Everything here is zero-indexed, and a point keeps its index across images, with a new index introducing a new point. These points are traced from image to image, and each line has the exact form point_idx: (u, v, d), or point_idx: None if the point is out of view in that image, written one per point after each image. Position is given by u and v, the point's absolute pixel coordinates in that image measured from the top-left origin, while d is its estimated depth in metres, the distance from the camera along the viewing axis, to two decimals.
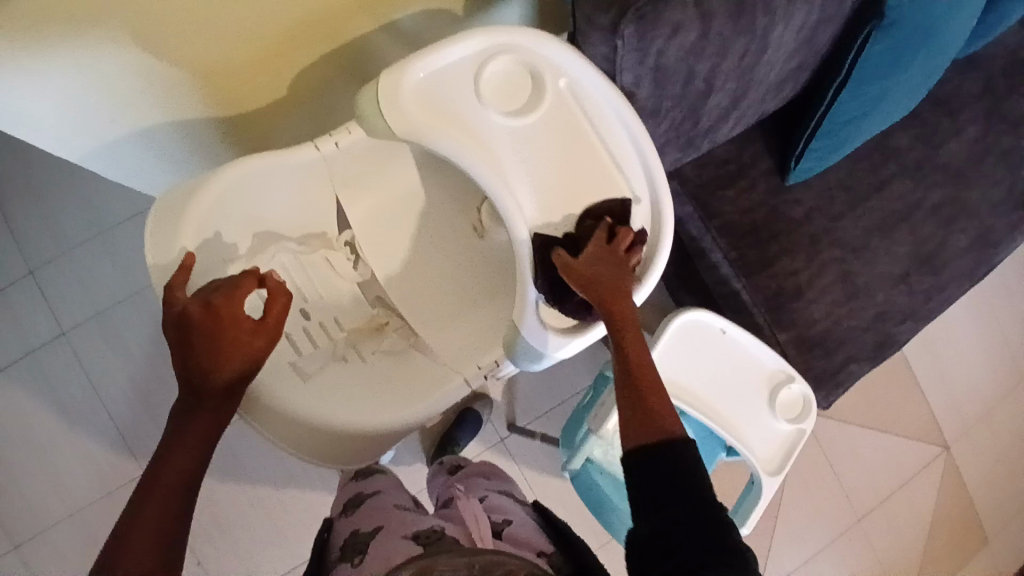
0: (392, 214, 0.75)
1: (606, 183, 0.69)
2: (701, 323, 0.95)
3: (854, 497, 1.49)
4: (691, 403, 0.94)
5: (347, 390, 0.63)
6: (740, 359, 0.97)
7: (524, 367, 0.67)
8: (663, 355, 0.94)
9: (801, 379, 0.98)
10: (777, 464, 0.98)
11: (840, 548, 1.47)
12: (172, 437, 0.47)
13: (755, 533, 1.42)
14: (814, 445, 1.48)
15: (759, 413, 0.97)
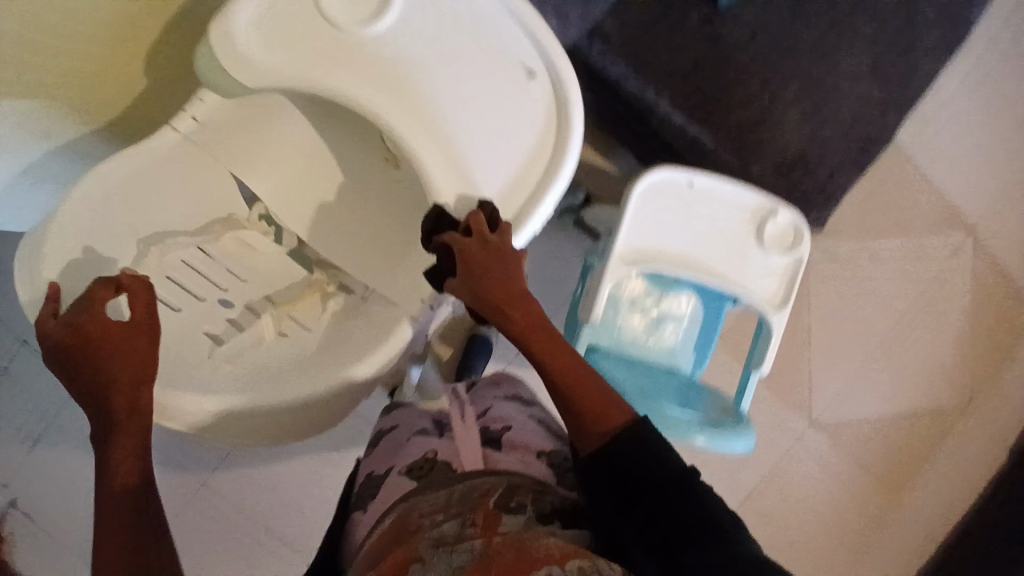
0: (299, 173, 0.68)
1: (491, 63, 0.62)
2: (667, 180, 0.89)
3: (884, 306, 1.45)
4: (676, 265, 0.91)
5: (288, 367, 0.59)
6: (718, 202, 0.91)
7: None
8: (634, 228, 0.90)
9: (785, 207, 0.93)
10: (782, 299, 0.94)
11: (879, 358, 1.46)
12: (102, 459, 0.48)
13: (789, 369, 1.42)
14: (831, 268, 1.43)
15: (750, 254, 0.93)
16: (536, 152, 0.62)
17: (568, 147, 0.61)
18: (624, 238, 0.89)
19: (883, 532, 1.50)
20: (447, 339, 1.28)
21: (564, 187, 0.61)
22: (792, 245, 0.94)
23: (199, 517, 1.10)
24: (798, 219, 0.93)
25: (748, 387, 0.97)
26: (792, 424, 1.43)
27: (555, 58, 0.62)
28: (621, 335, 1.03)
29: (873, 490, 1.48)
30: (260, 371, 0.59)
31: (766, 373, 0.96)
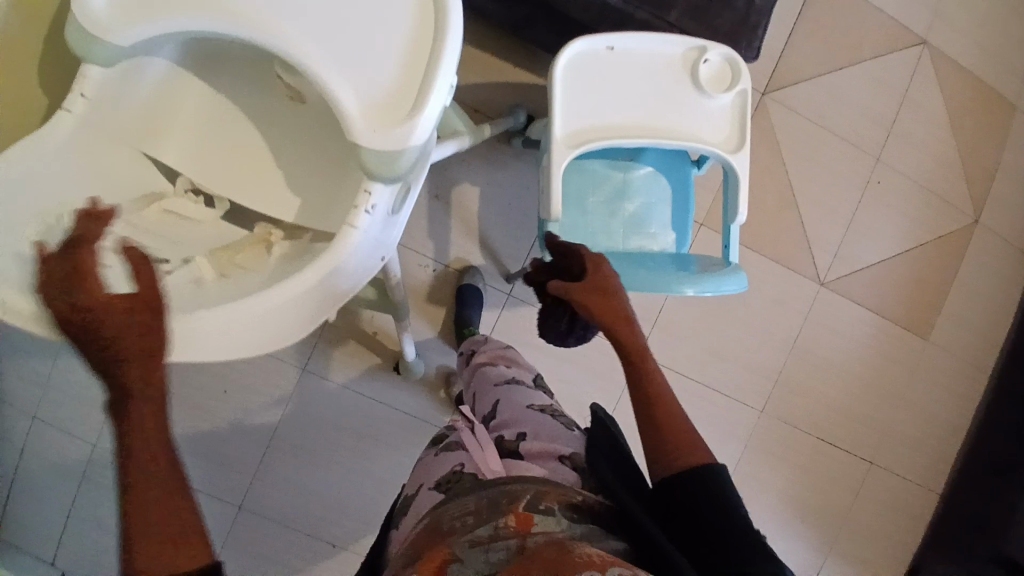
0: (216, 134, 0.69)
1: None
2: (586, 54, 0.89)
3: (863, 140, 1.39)
4: (622, 134, 0.90)
5: (237, 290, 0.57)
6: (645, 61, 0.90)
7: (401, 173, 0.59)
8: (569, 109, 0.89)
9: (714, 45, 0.90)
10: (738, 138, 0.92)
11: (874, 195, 1.39)
12: (126, 445, 0.45)
13: (786, 233, 1.37)
14: (797, 119, 1.36)
15: (692, 103, 0.91)
16: (421, 22, 0.60)
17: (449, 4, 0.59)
18: (562, 123, 0.88)
19: (927, 369, 1.45)
20: (436, 298, 1.28)
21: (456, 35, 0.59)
22: (731, 81, 0.91)
23: (261, 516, 1.20)
24: (730, 54, 0.91)
25: (731, 240, 0.95)
26: (803, 287, 1.39)
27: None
28: (590, 229, 1.02)
29: (905, 330, 1.43)
30: (215, 294, 0.57)
31: (745, 221, 0.94)
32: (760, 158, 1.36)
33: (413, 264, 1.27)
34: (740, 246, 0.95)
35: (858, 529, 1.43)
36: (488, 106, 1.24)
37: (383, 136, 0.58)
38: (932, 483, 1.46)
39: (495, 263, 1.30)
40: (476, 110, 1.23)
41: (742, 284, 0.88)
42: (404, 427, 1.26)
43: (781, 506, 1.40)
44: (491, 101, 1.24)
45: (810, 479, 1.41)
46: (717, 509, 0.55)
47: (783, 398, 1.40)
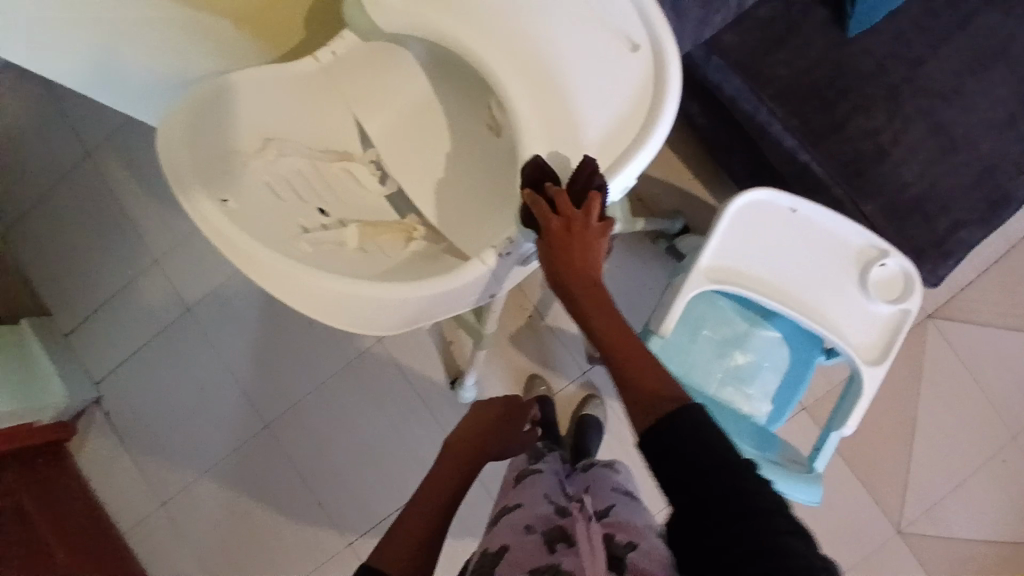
0: (413, 127, 0.74)
1: (598, 35, 0.65)
2: (767, 204, 0.88)
3: (1011, 412, 1.25)
4: (763, 292, 0.88)
5: (354, 270, 0.63)
6: (821, 236, 0.88)
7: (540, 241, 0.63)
8: (723, 244, 0.88)
9: (897, 255, 0.87)
10: (881, 352, 0.87)
11: (998, 473, 1.24)
12: (429, 483, 0.72)
13: (887, 459, 1.25)
14: (951, 355, 1.26)
15: (850, 297, 0.88)
16: (625, 123, 0.64)
17: (656, 122, 0.62)
18: (713, 255, 0.88)
19: None
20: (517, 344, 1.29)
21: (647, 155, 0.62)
22: (899, 295, 0.87)
23: (270, 449, 1.24)
24: (910, 270, 0.87)
25: (824, 447, 0.89)
26: (879, 527, 1.24)
27: (663, 42, 0.64)
28: (688, 359, 0.99)
29: None
30: (339, 261, 0.63)
31: (847, 434, 0.87)
32: (892, 376, 1.26)
33: (514, 304, 1.29)
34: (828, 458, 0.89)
35: None
36: (652, 201, 1.25)
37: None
38: None
39: (585, 341, 1.28)
40: (639, 199, 1.25)
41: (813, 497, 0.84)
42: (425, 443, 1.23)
43: None
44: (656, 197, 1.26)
45: None
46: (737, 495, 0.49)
47: None
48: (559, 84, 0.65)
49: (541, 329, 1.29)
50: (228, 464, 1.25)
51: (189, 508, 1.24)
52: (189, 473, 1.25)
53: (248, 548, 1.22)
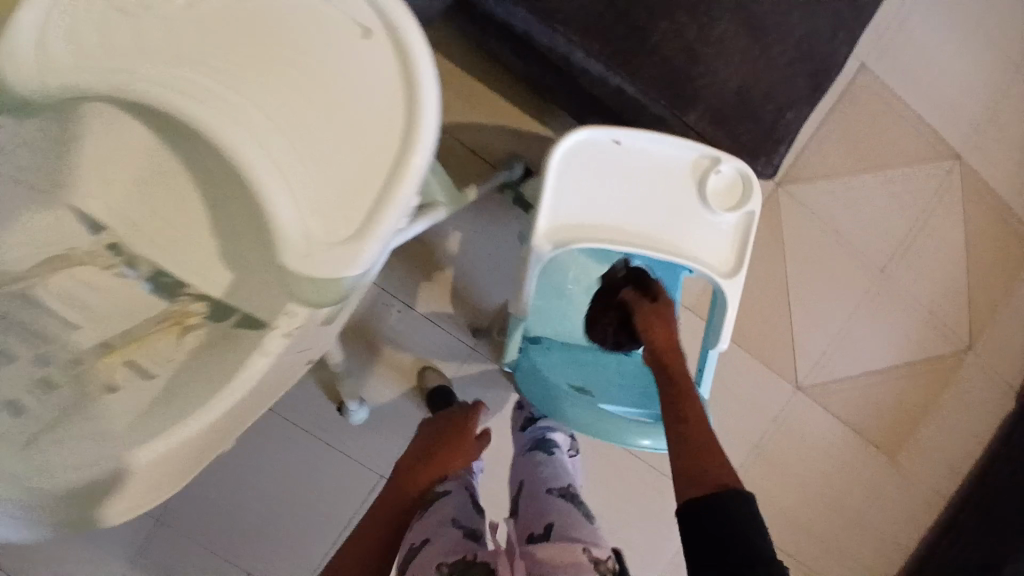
0: (141, 182, 0.55)
1: (312, 30, 0.50)
2: (586, 144, 0.80)
3: (875, 252, 1.31)
4: (609, 236, 0.82)
5: (110, 428, 0.50)
6: (650, 161, 0.82)
7: (325, 306, 0.49)
8: (557, 201, 0.80)
9: (730, 159, 0.82)
10: (735, 261, 0.84)
11: (872, 311, 1.32)
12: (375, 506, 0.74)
13: (778, 331, 1.30)
14: (812, 216, 1.29)
15: (694, 215, 0.83)
16: (385, 128, 0.48)
17: (421, 116, 0.48)
18: (548, 215, 0.80)
19: (891, 496, 1.37)
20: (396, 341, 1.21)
21: (421, 160, 0.47)
22: (740, 199, 0.83)
23: (177, 530, 1.16)
24: (744, 171, 0.83)
25: (706, 367, 0.87)
26: (779, 391, 1.31)
27: (393, 14, 0.48)
28: (563, 318, 0.96)
29: (875, 452, 1.36)
30: (91, 424, 0.50)
31: (725, 347, 0.86)
32: (763, 251, 1.28)
33: (376, 302, 1.18)
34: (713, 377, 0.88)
35: None
36: (488, 151, 1.18)
37: (320, 261, 0.47)
38: None
39: (468, 314, 1.23)
40: (473, 151, 1.17)
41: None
42: (339, 462, 1.21)
43: None
44: (492, 146, 1.18)
45: None
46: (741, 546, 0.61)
47: None
48: (283, 111, 0.49)
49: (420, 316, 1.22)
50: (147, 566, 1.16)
51: None
52: None
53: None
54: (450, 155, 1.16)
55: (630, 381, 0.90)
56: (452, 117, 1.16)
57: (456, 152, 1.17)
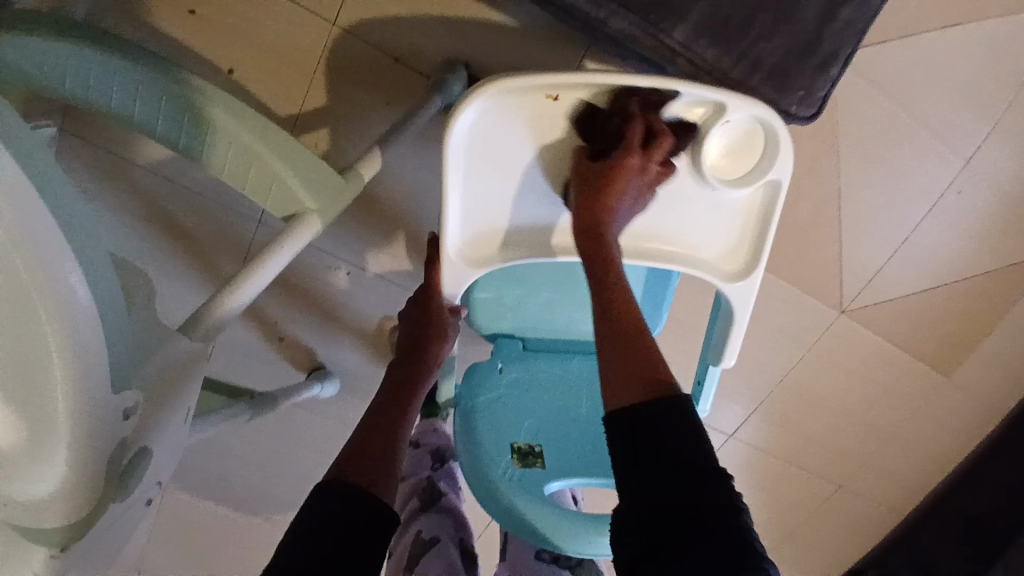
0: None
1: None
2: (510, 104, 0.55)
3: (956, 136, 0.97)
4: (559, 231, 0.63)
5: None
6: (611, 119, 0.56)
7: (90, 513, 0.41)
8: (472, 190, 0.59)
9: (738, 104, 0.54)
10: (749, 248, 0.62)
11: (941, 213, 1.02)
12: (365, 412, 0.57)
13: (816, 249, 1.04)
14: (876, 94, 0.93)
15: (686, 191, 0.59)
16: (26, 322, 0.32)
17: (71, 297, 0.33)
18: (468, 221, 0.61)
19: (939, 409, 1.21)
20: (353, 305, 1.04)
21: (95, 352, 0.35)
22: (757, 161, 0.57)
23: (180, 495, 1.17)
24: (766, 117, 0.55)
25: (705, 384, 0.68)
26: (815, 315, 1.09)
27: None
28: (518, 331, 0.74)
29: (926, 368, 1.17)
30: None
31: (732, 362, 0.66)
32: (804, 148, 0.96)
33: (319, 268, 0.99)
34: (714, 395, 0.68)
35: (805, 542, 1.36)
36: (419, 56, 0.85)
37: (41, 484, 0.37)
38: (901, 509, 1.34)
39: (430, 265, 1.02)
40: (398, 60, 0.85)
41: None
42: (320, 428, 1.13)
43: None
44: (421, 47, 0.84)
45: (768, 498, 1.30)
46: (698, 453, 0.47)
47: (758, 425, 1.21)
48: None
49: (373, 276, 1.01)
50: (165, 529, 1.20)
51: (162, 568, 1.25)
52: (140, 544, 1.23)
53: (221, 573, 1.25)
54: (367, 71, 0.85)
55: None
56: (358, 13, 0.82)
57: (374, 63, 0.85)
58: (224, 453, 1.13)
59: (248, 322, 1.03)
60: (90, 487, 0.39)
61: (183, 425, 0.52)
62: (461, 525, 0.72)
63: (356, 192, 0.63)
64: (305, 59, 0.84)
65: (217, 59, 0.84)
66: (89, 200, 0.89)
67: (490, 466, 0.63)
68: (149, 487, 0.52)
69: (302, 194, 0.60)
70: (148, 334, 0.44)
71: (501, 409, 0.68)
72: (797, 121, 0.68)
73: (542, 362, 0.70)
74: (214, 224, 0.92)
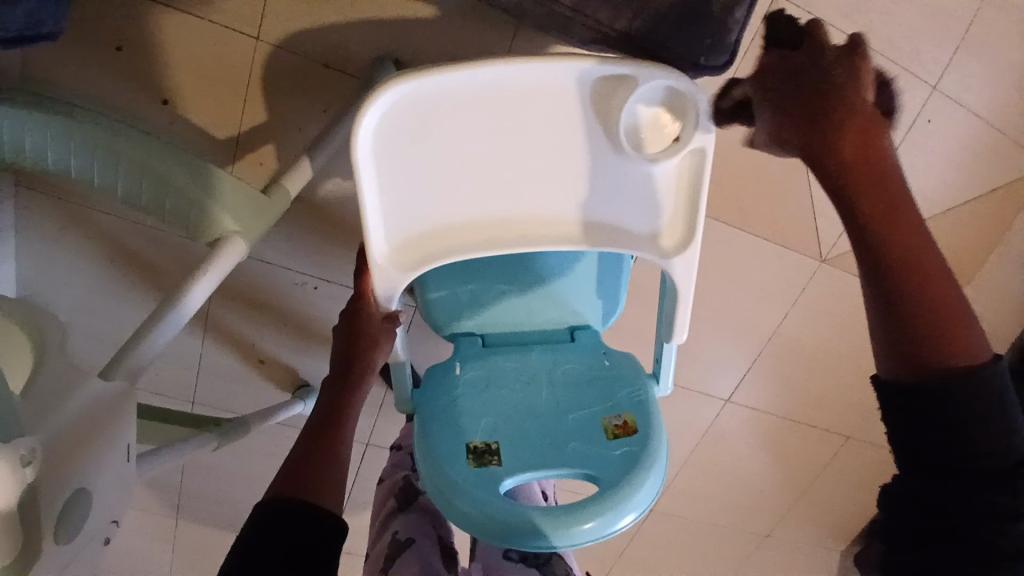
0: None
1: None
2: (430, 101, 0.52)
3: (918, 62, 0.93)
4: (487, 226, 0.60)
5: None
6: (515, 106, 0.53)
7: (24, 555, 0.40)
8: (400, 196, 0.57)
9: (649, 73, 0.50)
10: (685, 226, 0.60)
11: (914, 144, 0.99)
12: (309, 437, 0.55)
13: (790, 198, 1.00)
14: (831, 31, 0.90)
15: (610, 167, 0.57)
16: None
17: None
18: (391, 227, 0.59)
19: None
20: (327, 317, 1.02)
21: None
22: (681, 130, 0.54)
23: (191, 523, 1.18)
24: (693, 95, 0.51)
25: (663, 361, 0.70)
26: (796, 267, 1.07)
27: None
28: (479, 324, 0.74)
29: None
30: None
31: (684, 340, 0.67)
32: None
33: (287, 284, 0.98)
34: (674, 368, 0.71)
35: (820, 496, 1.34)
36: (349, 57, 0.83)
37: None
38: None
39: None
40: (327, 64, 0.83)
41: (665, 474, 0.63)
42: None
43: (737, 482, 1.31)
44: (353, 50, 0.83)
45: (777, 456, 1.28)
46: (994, 434, 0.42)
47: (757, 385, 1.19)
48: None
49: (343, 285, 1.00)
50: (182, 552, 1.23)
51: None
52: (161, 570, 1.26)
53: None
54: (299, 79, 0.84)
55: (574, 389, 0.70)
56: (280, 22, 0.80)
57: (305, 71, 0.83)
58: (225, 479, 1.13)
59: (228, 344, 1.04)
60: (11, 535, 0.38)
61: (129, 461, 0.52)
62: (439, 524, 0.71)
63: (281, 209, 0.66)
64: (237, 77, 0.83)
65: (154, 89, 0.83)
66: (51, 247, 0.89)
67: (446, 472, 0.62)
68: (104, 527, 0.50)
69: (224, 216, 0.63)
70: (62, 379, 0.45)
71: (457, 412, 0.68)
72: (710, 71, 0.61)
73: (501, 357, 0.72)
74: (174, 255, 0.92)
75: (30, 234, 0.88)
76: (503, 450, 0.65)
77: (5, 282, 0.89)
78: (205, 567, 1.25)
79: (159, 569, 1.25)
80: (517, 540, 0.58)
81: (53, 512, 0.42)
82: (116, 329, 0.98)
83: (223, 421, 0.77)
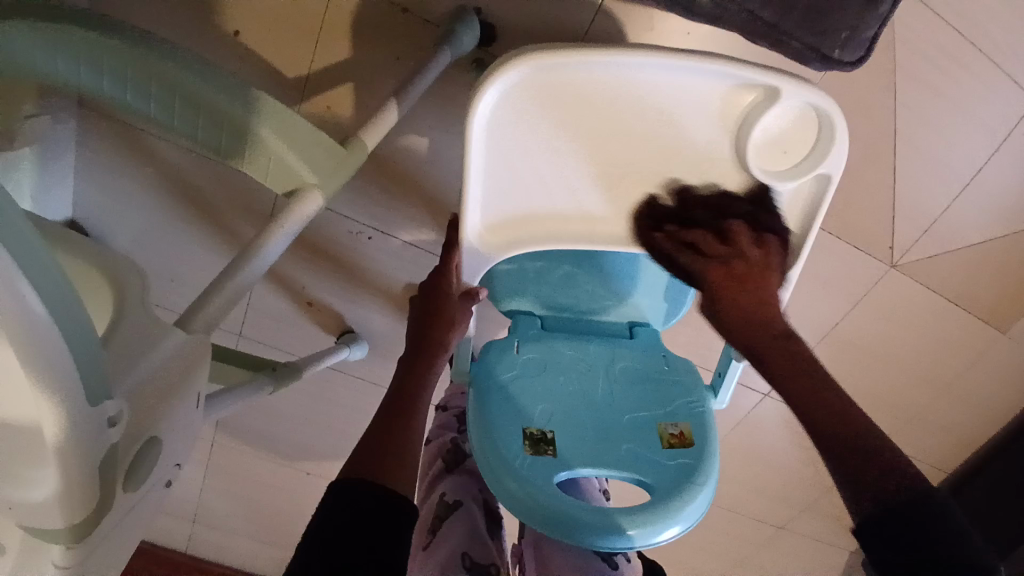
0: None
1: None
2: (552, 82, 0.49)
3: None
4: (581, 217, 0.58)
5: None
6: (641, 109, 0.51)
7: (102, 501, 0.41)
8: (501, 176, 0.55)
9: (794, 90, 0.49)
10: (787, 244, 0.58)
11: (1011, 154, 0.92)
12: (384, 410, 0.55)
13: (870, 196, 0.95)
14: (947, 22, 0.83)
15: (725, 178, 0.55)
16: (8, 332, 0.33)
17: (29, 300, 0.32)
18: (485, 207, 0.56)
19: (993, 365, 1.14)
20: (376, 270, 1.01)
21: (62, 346, 0.35)
22: (808, 151, 0.53)
23: (229, 452, 1.22)
24: (823, 107, 0.50)
25: (726, 376, 0.68)
26: (862, 269, 1.02)
27: None
28: (542, 305, 0.72)
29: (983, 323, 1.09)
30: None
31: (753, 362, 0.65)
32: (864, 85, 0.86)
33: (341, 232, 0.97)
34: (735, 384, 0.69)
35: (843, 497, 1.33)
36: (426, 4, 0.79)
37: (46, 480, 0.38)
38: (946, 465, 1.29)
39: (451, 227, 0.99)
40: (406, 9, 0.79)
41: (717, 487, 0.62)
42: (353, 389, 1.14)
43: (763, 475, 1.31)
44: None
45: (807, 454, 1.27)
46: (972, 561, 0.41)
47: None
48: None
49: (395, 239, 0.98)
50: (214, 477, 1.27)
51: (213, 512, 1.33)
52: (193, 492, 1.30)
53: (273, 518, 1.32)
54: (375, 21, 0.80)
55: (635, 387, 0.69)
56: None
57: (381, 14, 0.79)
58: (261, 413, 1.16)
59: (276, 285, 1.03)
60: (91, 484, 0.39)
61: (196, 409, 0.51)
62: (484, 490, 0.71)
63: (358, 164, 0.64)
64: (310, 14, 0.79)
65: (223, 19, 0.79)
66: (113, 172, 0.88)
67: (503, 453, 0.61)
68: (167, 469, 0.50)
69: (299, 168, 0.61)
70: (141, 332, 0.44)
71: (514, 393, 0.67)
72: (841, 70, 0.56)
73: (562, 343, 0.71)
74: (233, 193, 0.90)
75: (92, 156, 0.87)
76: (559, 439, 0.64)
77: (62, 202, 0.88)
78: (235, 493, 1.29)
79: (191, 491, 1.30)
80: (566, 532, 0.57)
81: (125, 460, 0.42)
82: (168, 261, 0.98)
83: (276, 367, 0.77)
